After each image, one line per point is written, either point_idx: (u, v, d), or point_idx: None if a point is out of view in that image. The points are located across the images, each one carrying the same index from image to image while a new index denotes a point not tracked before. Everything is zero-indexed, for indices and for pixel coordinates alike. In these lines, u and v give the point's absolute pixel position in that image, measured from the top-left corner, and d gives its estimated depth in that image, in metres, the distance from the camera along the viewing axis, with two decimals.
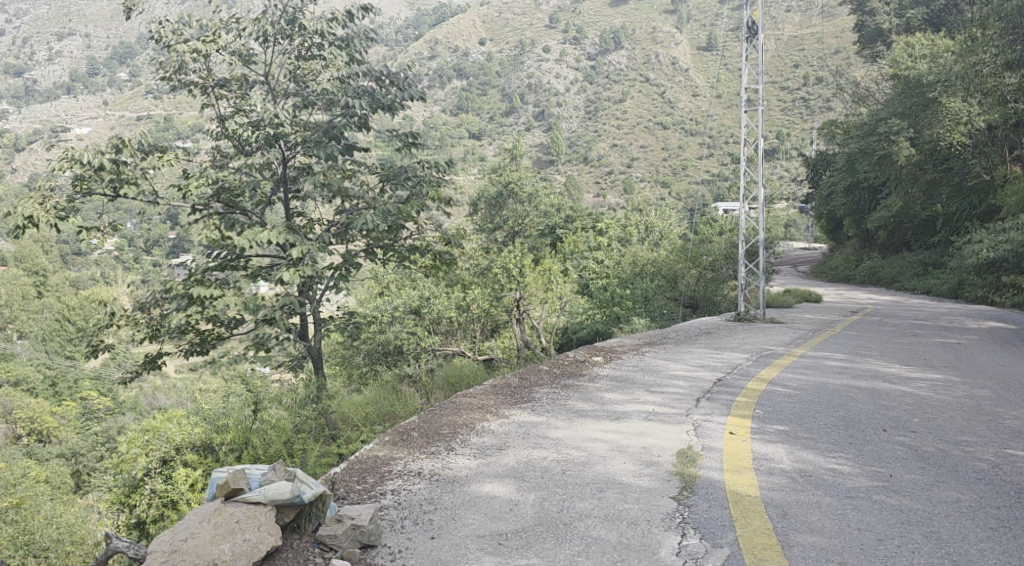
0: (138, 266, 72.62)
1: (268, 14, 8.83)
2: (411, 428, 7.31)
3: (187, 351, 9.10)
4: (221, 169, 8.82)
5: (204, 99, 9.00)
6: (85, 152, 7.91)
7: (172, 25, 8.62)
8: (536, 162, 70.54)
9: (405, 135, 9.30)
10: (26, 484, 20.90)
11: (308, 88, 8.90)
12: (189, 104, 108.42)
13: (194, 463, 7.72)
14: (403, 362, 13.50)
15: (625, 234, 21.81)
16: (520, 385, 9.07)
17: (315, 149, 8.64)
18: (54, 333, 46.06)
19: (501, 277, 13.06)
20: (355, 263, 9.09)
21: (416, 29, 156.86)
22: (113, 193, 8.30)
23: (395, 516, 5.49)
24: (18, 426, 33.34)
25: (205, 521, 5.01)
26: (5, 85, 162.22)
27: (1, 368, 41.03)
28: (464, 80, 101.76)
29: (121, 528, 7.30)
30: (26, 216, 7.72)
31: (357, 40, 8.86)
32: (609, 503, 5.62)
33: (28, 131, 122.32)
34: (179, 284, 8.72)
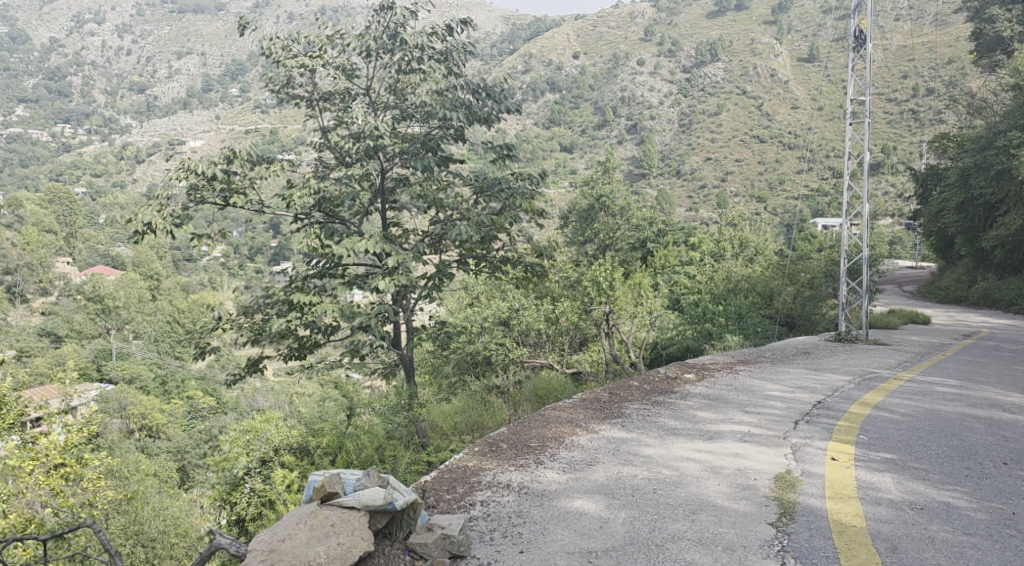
0: (243, 273, 76.05)
1: (371, 29, 9.12)
2: (500, 439, 7.32)
3: (286, 355, 9.38)
4: (321, 180, 9.13)
5: (309, 112, 9.35)
6: (200, 163, 8.43)
7: (282, 41, 8.93)
8: (628, 176, 69.95)
9: (500, 148, 9.45)
10: (139, 477, 22.09)
11: (406, 101, 9.16)
12: (293, 118, 113.08)
13: (290, 464, 8.00)
14: (491, 373, 13.40)
15: (718, 250, 21.55)
16: (609, 400, 8.95)
17: (412, 161, 8.81)
18: (166, 335, 49.22)
19: (591, 290, 12.96)
20: (448, 274, 9.27)
21: (510, 44, 158.34)
22: (223, 203, 8.73)
23: (484, 527, 5.51)
24: (131, 421, 35.43)
25: (302, 523, 5.16)
26: (129, 102, 173.32)
27: (116, 366, 43.78)
28: (557, 94, 102.21)
29: (222, 525, 7.53)
30: (145, 223, 8.30)
31: (456, 54, 9.08)
32: (704, 526, 5.45)
33: (148, 143, 130.46)
34: (281, 290, 9.08)
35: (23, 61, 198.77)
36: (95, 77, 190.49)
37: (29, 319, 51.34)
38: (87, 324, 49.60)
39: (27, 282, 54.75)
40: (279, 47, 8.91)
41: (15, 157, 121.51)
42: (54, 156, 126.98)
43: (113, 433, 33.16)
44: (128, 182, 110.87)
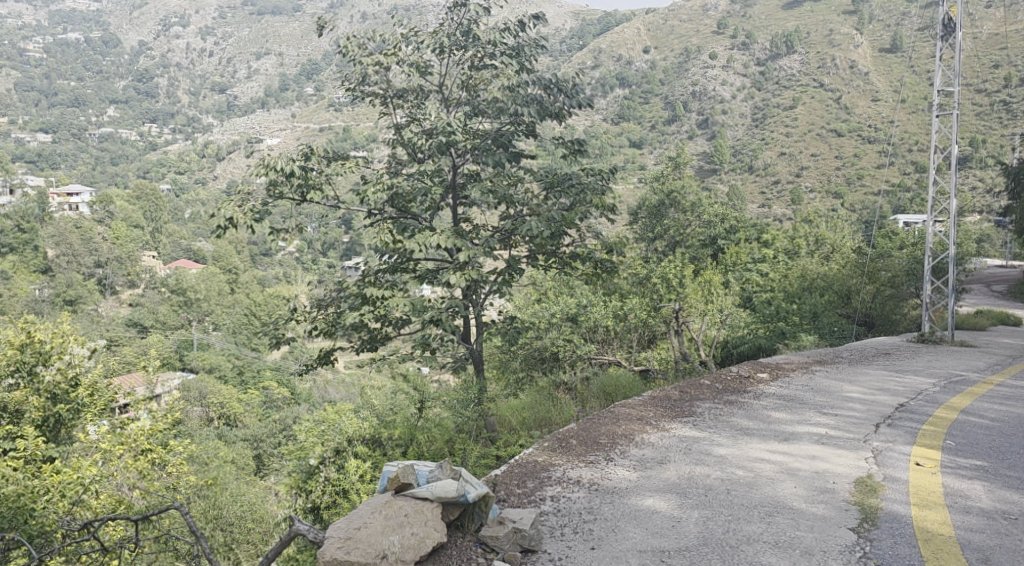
0: (316, 267, 77.98)
1: (445, 27, 9.22)
2: (569, 435, 7.31)
3: (358, 347, 9.57)
4: (393, 176, 9.26)
5: (383, 109, 9.48)
6: (279, 160, 8.67)
7: (358, 40, 9.08)
8: (698, 171, 68.84)
9: (571, 143, 9.42)
10: (218, 464, 22.89)
11: (478, 97, 9.22)
12: (365, 116, 115.28)
13: (363, 454, 8.17)
14: (559, 369, 13.38)
15: (793, 247, 21.32)
16: (680, 398, 8.81)
17: (483, 157, 8.84)
18: (244, 327, 50.80)
19: (660, 286, 12.86)
20: (518, 269, 9.29)
21: (580, 39, 157.11)
22: (300, 198, 8.93)
23: (555, 522, 5.54)
24: (210, 409, 36.67)
25: (377, 512, 5.26)
26: (211, 102, 179.70)
27: (197, 356, 45.54)
28: (627, 89, 101.16)
29: (297, 511, 7.68)
30: (227, 218, 8.54)
31: (527, 48, 9.08)
32: (781, 528, 5.33)
33: (227, 142, 135.04)
34: (354, 285, 9.25)
35: (114, 64, 208.37)
36: (180, 78, 198.43)
37: (117, 310, 53.79)
38: (172, 316, 51.47)
39: (116, 275, 57.07)
40: (355, 46, 9.07)
41: (106, 156, 127.64)
42: (142, 154, 132.90)
43: (193, 420, 34.46)
44: (209, 180, 115.01)
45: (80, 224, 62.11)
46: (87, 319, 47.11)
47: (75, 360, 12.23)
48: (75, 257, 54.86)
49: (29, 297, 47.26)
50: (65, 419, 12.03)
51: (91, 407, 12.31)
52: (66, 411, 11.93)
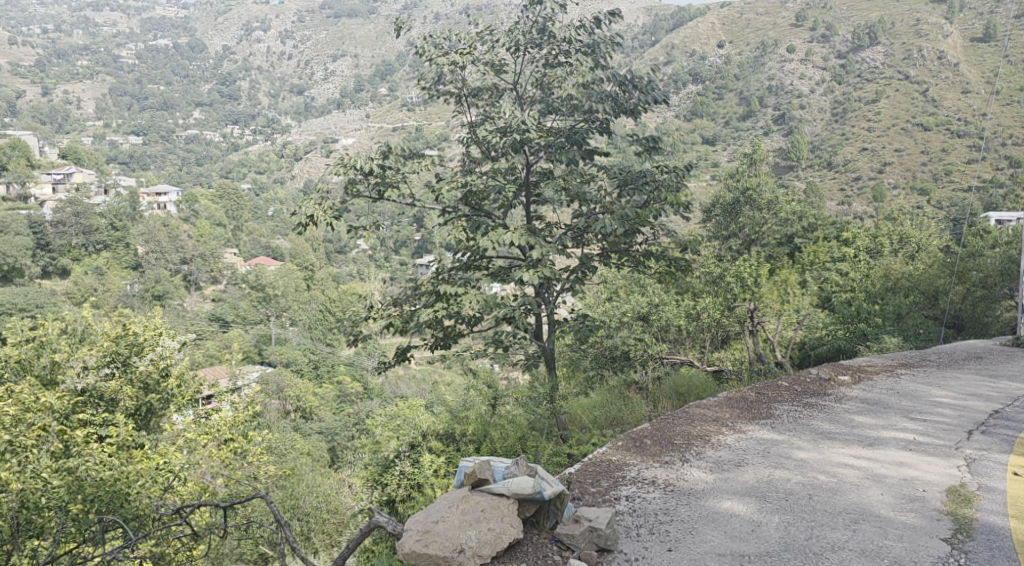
0: (388, 265, 79.31)
1: (520, 24, 9.26)
2: (644, 434, 7.51)
3: (431, 344, 9.63)
4: (468, 174, 9.37)
5: (458, 108, 9.56)
6: (359, 159, 8.93)
7: (434, 40, 9.16)
8: (775, 168, 67.27)
9: (645, 140, 9.32)
10: (294, 455, 23.46)
11: (552, 95, 9.18)
12: (437, 116, 116.50)
13: (437, 450, 8.30)
14: (629, 369, 12.84)
15: (875, 246, 20.22)
16: (757, 400, 8.64)
17: (558, 155, 8.86)
18: (318, 322, 51.95)
19: (734, 286, 12.60)
20: (592, 267, 9.25)
21: (652, 35, 154.19)
22: (377, 196, 9.16)
23: (630, 522, 5.95)
24: (288, 402, 37.69)
25: (454, 506, 5.63)
26: (289, 103, 184.75)
27: (276, 351, 46.96)
28: (700, 85, 99.25)
29: (373, 503, 7.93)
30: (307, 215, 8.79)
31: (603, 45, 8.98)
32: (866, 537, 5.68)
33: (305, 142, 138.62)
34: (428, 282, 9.36)
35: (199, 68, 216.70)
36: (260, 81, 204.74)
37: (201, 305, 55.90)
38: (251, 311, 53.15)
39: (200, 271, 59.10)
40: (431, 45, 9.16)
41: (191, 157, 132.78)
42: (224, 155, 137.74)
43: (271, 412, 35.58)
44: (288, 179, 118.28)
45: (168, 222, 64.87)
46: (173, 313, 49.14)
47: (166, 352, 12.87)
48: (163, 254, 57.26)
49: (121, 291, 49.65)
50: (157, 408, 12.66)
51: (180, 398, 12.90)
52: (157, 401, 12.58)
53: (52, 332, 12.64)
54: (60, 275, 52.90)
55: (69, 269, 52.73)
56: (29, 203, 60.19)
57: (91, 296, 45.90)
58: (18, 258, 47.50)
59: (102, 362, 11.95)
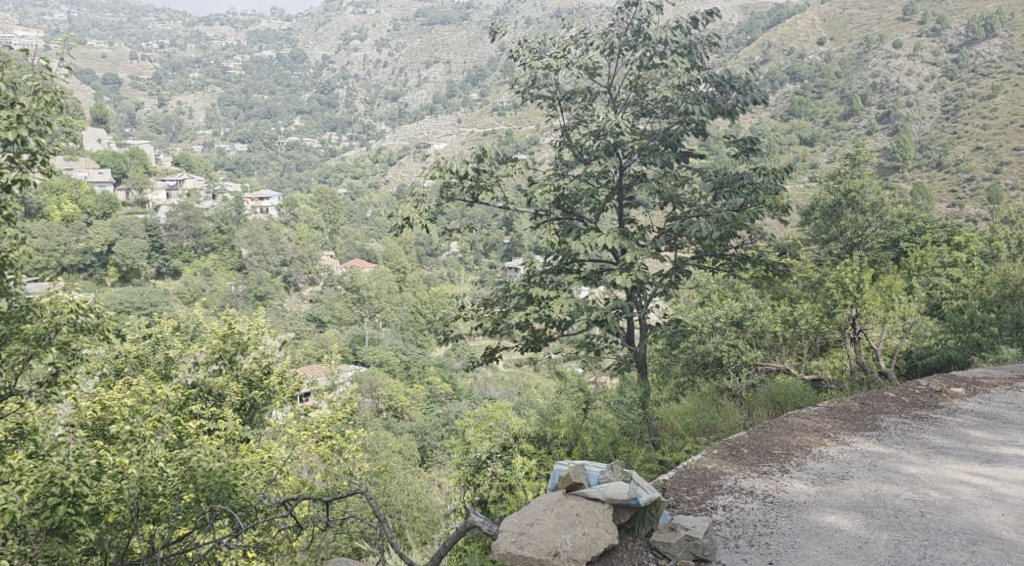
0: (478, 267, 80.22)
1: (616, 26, 9.17)
2: (740, 443, 7.51)
3: (522, 346, 9.69)
4: (560, 177, 9.39)
5: (550, 111, 9.60)
6: (454, 162, 9.11)
7: (529, 44, 9.20)
8: (878, 169, 64.31)
9: (743, 141, 9.11)
10: (387, 454, 24.07)
11: (646, 96, 9.13)
12: (527, 120, 116.86)
13: (529, 452, 8.35)
14: (723, 375, 12.47)
15: (991, 250, 19.09)
16: (861, 410, 8.37)
17: (652, 157, 8.73)
18: (410, 324, 53.49)
19: (835, 292, 12.10)
20: (685, 271, 9.03)
21: (748, 33, 149.35)
22: (471, 199, 9.32)
23: (729, 533, 5.99)
24: (380, 401, 38.61)
25: (549, 509, 5.72)
26: (384, 110, 189.54)
27: (369, 350, 48.24)
28: (799, 84, 95.80)
29: (465, 502, 8.08)
30: (404, 217, 9.03)
31: (699, 47, 8.94)
32: (987, 558, 5.55)
33: (398, 147, 142.05)
34: (520, 284, 9.41)
35: (301, 78, 225.25)
36: (358, 89, 211.01)
37: (300, 306, 58.14)
38: (347, 311, 54.78)
39: (299, 273, 61.52)
40: (525, 49, 9.19)
41: (292, 163, 138.59)
42: (323, 161, 142.57)
43: (365, 411, 36.55)
44: (382, 183, 121.19)
45: (270, 226, 67.74)
46: (274, 314, 51.35)
47: (268, 351, 13.39)
48: (265, 257, 59.80)
49: (227, 291, 52.20)
50: (259, 405, 13.11)
51: (281, 395, 13.32)
52: (260, 397, 13.04)
53: (167, 330, 13.36)
54: (173, 276, 56.08)
55: (181, 270, 55.83)
56: (146, 208, 64.14)
57: (200, 296, 48.47)
58: (135, 260, 50.68)
59: (211, 359, 12.79)
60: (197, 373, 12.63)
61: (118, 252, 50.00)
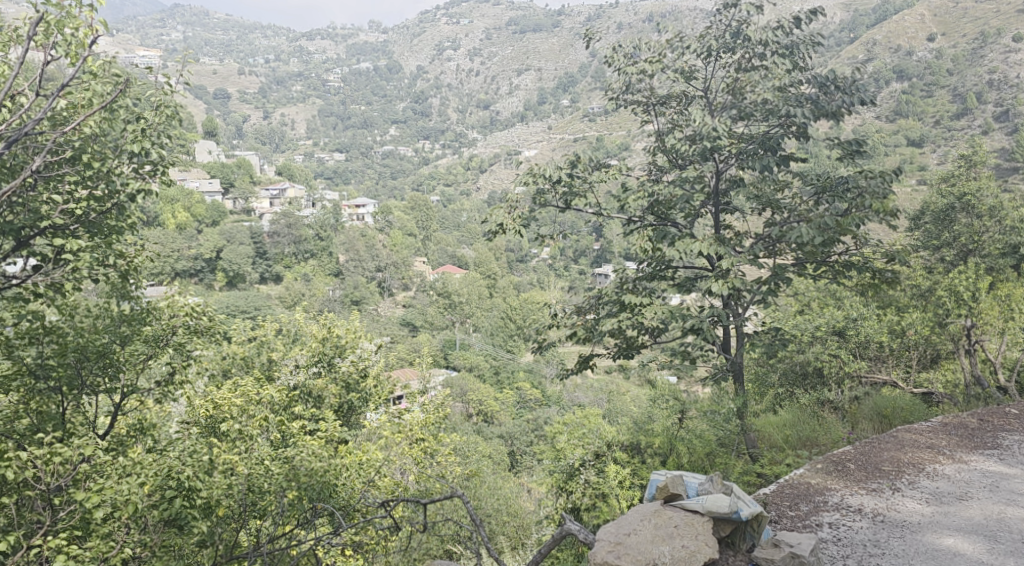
0: (568, 273, 80.00)
1: (714, 28, 8.98)
2: (846, 458, 7.37)
3: (614, 353, 9.59)
4: (655, 182, 9.21)
5: (645, 116, 9.48)
6: (547, 168, 9.19)
7: (624, 49, 9.16)
8: (996, 170, 60.39)
9: (848, 143, 8.74)
10: (477, 458, 24.24)
11: (745, 99, 8.91)
12: (618, 125, 115.80)
13: (622, 460, 8.38)
14: (824, 387, 12.06)
15: None
16: (980, 428, 8.08)
17: (751, 161, 8.55)
18: (500, 329, 53.51)
19: (948, 301, 11.40)
20: (786, 279, 8.67)
21: (851, 31, 143.31)
22: (564, 206, 9.35)
23: (836, 551, 5.86)
24: (470, 405, 38.85)
25: (646, 519, 5.65)
26: (476, 118, 191.92)
27: (460, 355, 48.97)
28: (906, 82, 91.18)
29: (558, 509, 8.23)
30: (498, 223, 9.22)
31: (802, 47, 8.69)
32: None
33: (489, 155, 143.38)
34: (612, 290, 9.32)
35: (396, 89, 231.10)
36: (450, 98, 214.53)
37: (393, 311, 59.46)
38: (438, 317, 55.58)
39: (393, 279, 63.18)
40: (621, 55, 9.17)
41: (386, 171, 142.29)
42: (416, 169, 145.61)
43: (455, 415, 36.95)
44: (473, 191, 122.61)
45: (366, 232, 69.66)
46: (369, 318, 52.73)
47: (364, 355, 13.89)
48: (360, 262, 61.53)
49: (325, 296, 54.00)
50: (356, 406, 13.57)
51: (376, 397, 13.71)
52: (357, 399, 13.51)
53: (270, 332, 13.96)
54: (275, 281, 58.42)
55: (282, 275, 58.11)
56: (251, 216, 67.15)
57: (300, 301, 50.27)
58: (241, 266, 53.09)
59: (311, 361, 13.31)
60: (298, 373, 13.17)
61: (226, 258, 52.48)
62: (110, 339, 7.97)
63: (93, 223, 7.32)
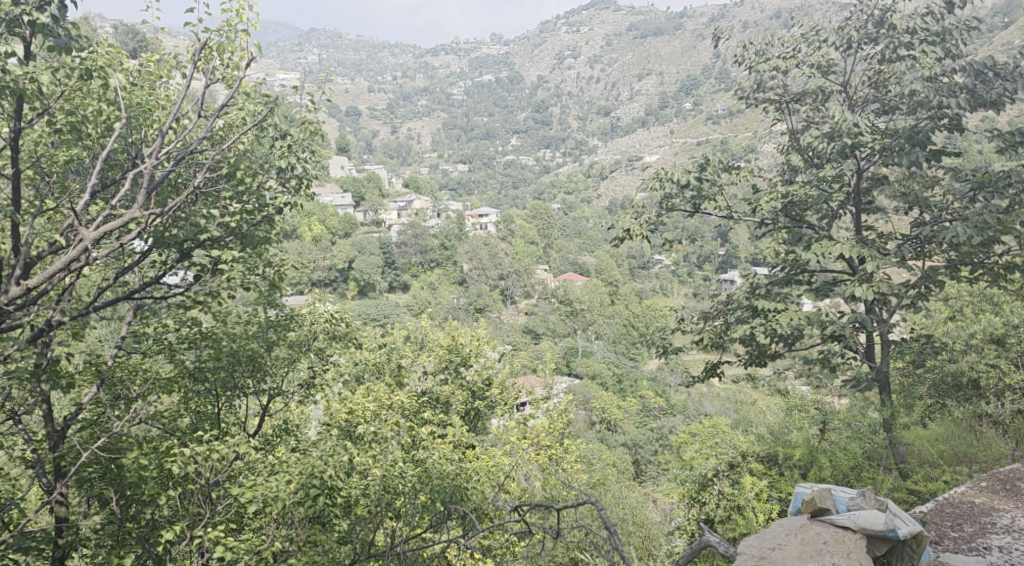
0: (692, 280, 77.96)
1: (853, 20, 8.60)
2: (1013, 479, 7.39)
3: (747, 360, 9.18)
4: (789, 184, 8.93)
5: (778, 115, 9.12)
6: (676, 172, 8.98)
7: (756, 46, 8.80)
8: None
9: (1009, 135, 8.01)
10: (602, 465, 24.12)
11: (889, 93, 8.41)
12: (745, 127, 111.70)
13: (759, 472, 8.31)
14: (980, 400, 11.07)
15: None
16: None
17: (897, 157, 7.99)
18: (623, 337, 52.84)
19: None
20: (938, 282, 8.06)
21: (1007, 13, 130.91)
22: (693, 210, 9.11)
23: None
24: (593, 413, 38.54)
25: (791, 534, 5.43)
26: (596, 124, 190.79)
27: (582, 363, 48.85)
28: None
29: (692, 519, 8.40)
30: (625, 229, 9.07)
31: (954, 33, 8.09)
32: None
33: (609, 162, 142.18)
34: (744, 296, 8.97)
35: (517, 100, 234.20)
36: (571, 106, 214.55)
37: (516, 318, 60.12)
38: (560, 324, 55.70)
39: (515, 287, 64.12)
40: (752, 52, 8.80)
41: (508, 180, 144.35)
42: (537, 177, 146.64)
43: (579, 423, 36.77)
44: (594, 198, 121.95)
45: (489, 241, 70.88)
46: (492, 326, 53.72)
47: (489, 362, 14.02)
48: (484, 270, 62.87)
49: (451, 304, 55.42)
50: (482, 413, 13.81)
51: (501, 404, 13.87)
52: (483, 406, 13.74)
53: (399, 339, 14.36)
54: (403, 290, 60.52)
55: (409, 284, 60.12)
56: (381, 228, 69.83)
57: (427, 308, 51.81)
58: (371, 275, 55.18)
59: (439, 368, 13.76)
60: (426, 381, 13.72)
61: (357, 268, 54.80)
62: (258, 344, 8.45)
63: (245, 235, 7.78)
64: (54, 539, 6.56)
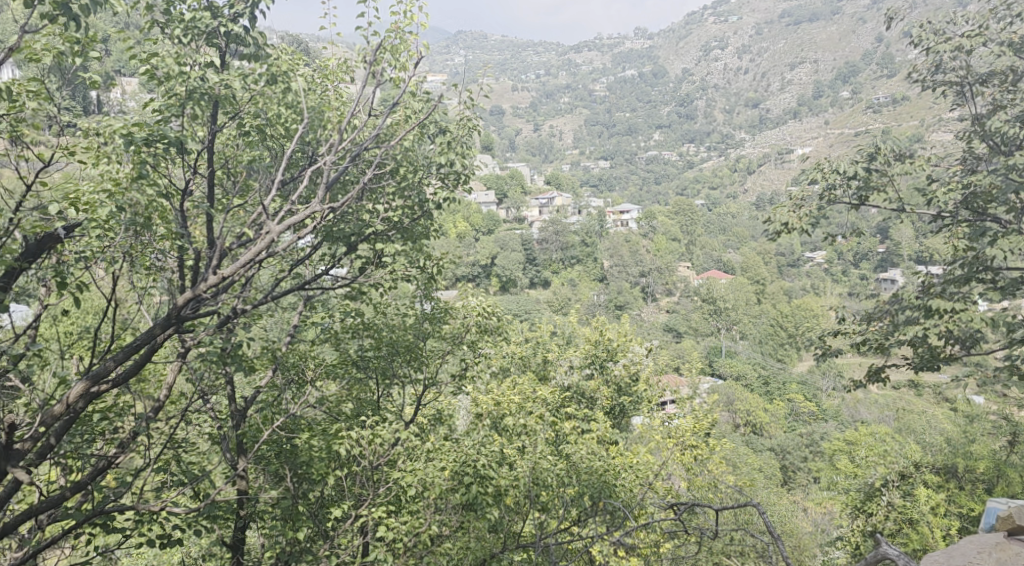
0: (848, 279, 73.40)
1: None
2: None
3: (915, 364, 8.50)
4: (970, 173, 8.23)
5: (961, 99, 8.42)
6: (840, 162, 8.50)
7: (935, 25, 8.18)
8: None
9: None
10: (749, 470, 23.26)
11: None
12: (911, 116, 103.54)
13: None
14: None
15: None
16: None
17: None
18: (768, 337, 52.54)
19: None
20: None
21: None
22: (858, 202, 8.61)
23: None
24: (738, 415, 36.98)
25: (984, 553, 5.00)
26: (743, 117, 183.74)
27: (725, 362, 47.45)
28: None
29: None
30: (783, 223, 8.72)
31: None
32: None
33: (756, 156, 136.54)
34: (915, 295, 8.28)
35: (661, 94, 229.79)
36: (716, 99, 207.76)
37: (657, 316, 59.05)
38: (703, 323, 54.07)
39: (657, 284, 62.85)
40: (930, 32, 8.18)
41: (650, 177, 142.05)
42: (680, 172, 143.26)
43: (724, 425, 35.67)
44: (740, 193, 117.66)
45: (630, 238, 70.14)
46: (634, 324, 53.15)
47: (636, 359, 13.87)
48: (625, 267, 62.31)
49: (590, 301, 55.36)
50: (627, 410, 13.68)
51: (647, 401, 13.68)
52: (629, 402, 13.57)
53: (545, 333, 14.47)
54: (544, 286, 61.00)
55: (550, 281, 60.50)
56: (523, 224, 70.93)
57: (568, 304, 52.06)
58: (513, 271, 56.21)
59: (584, 363, 13.76)
60: (572, 375, 13.74)
61: (500, 264, 55.95)
62: (414, 336, 8.79)
63: (406, 229, 8.09)
64: (237, 510, 7.16)
